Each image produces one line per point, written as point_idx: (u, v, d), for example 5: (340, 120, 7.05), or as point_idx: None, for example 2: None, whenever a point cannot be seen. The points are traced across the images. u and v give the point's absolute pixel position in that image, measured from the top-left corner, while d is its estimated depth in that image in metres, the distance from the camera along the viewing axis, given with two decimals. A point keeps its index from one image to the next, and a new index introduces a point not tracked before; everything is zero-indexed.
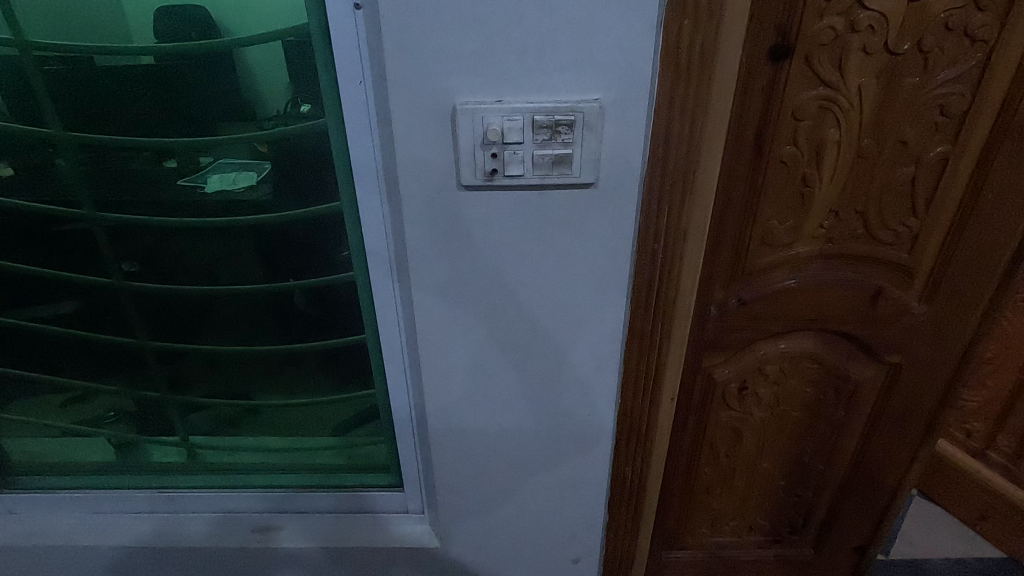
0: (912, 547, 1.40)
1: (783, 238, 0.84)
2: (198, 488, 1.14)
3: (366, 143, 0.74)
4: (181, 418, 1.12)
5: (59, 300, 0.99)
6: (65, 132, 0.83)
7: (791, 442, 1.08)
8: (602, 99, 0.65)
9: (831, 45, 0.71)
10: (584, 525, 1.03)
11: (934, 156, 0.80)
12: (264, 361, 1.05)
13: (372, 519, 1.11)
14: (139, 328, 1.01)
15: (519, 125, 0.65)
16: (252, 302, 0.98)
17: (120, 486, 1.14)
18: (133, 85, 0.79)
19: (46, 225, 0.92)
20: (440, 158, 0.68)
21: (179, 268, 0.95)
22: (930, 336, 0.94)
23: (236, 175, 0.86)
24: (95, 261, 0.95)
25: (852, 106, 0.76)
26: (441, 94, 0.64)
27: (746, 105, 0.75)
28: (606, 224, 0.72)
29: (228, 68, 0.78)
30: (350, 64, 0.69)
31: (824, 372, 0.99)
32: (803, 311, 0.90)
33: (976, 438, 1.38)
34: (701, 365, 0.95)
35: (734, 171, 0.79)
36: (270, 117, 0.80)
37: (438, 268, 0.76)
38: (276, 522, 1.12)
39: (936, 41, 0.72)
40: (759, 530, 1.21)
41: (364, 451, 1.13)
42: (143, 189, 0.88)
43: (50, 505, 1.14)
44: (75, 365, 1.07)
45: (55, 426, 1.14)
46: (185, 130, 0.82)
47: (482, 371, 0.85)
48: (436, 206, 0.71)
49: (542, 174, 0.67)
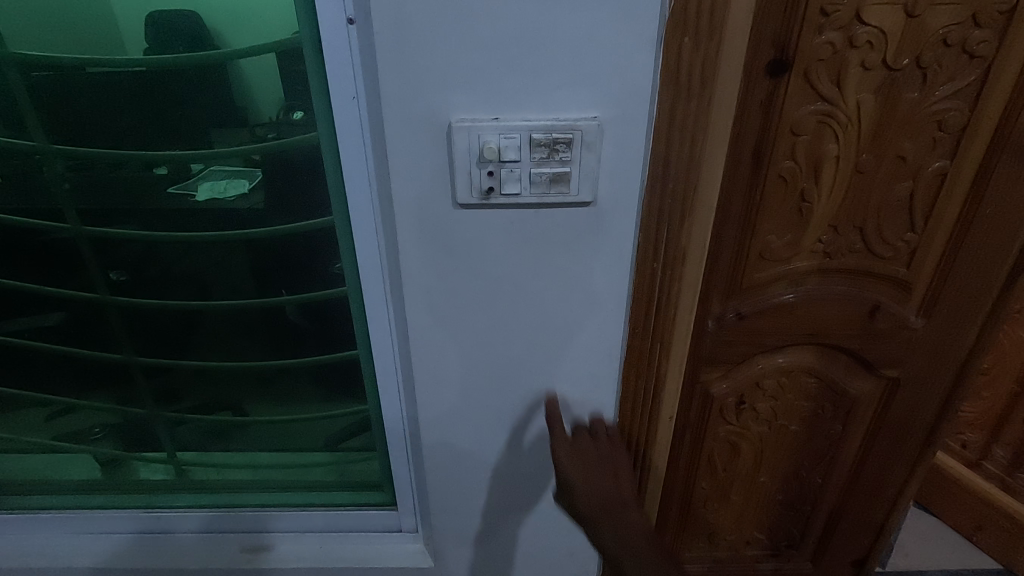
0: (909, 559, 1.39)
1: (781, 253, 0.83)
2: (188, 506, 1.12)
3: (360, 158, 0.73)
4: (168, 433, 1.10)
5: (44, 313, 0.97)
6: (50, 145, 0.81)
7: (790, 456, 1.07)
8: (601, 117, 0.64)
9: (830, 61, 0.71)
10: (582, 544, 1.01)
11: (933, 171, 0.79)
12: (254, 375, 1.02)
13: (365, 538, 1.10)
14: (126, 343, 0.99)
15: (516, 143, 0.63)
16: (244, 315, 0.96)
17: (106, 506, 1.12)
18: (119, 97, 0.78)
19: (32, 238, 0.90)
20: (436, 175, 0.67)
21: (168, 282, 0.93)
22: (928, 350, 0.93)
23: (227, 184, 0.84)
24: (84, 274, 0.93)
25: (851, 121, 0.75)
26: (438, 111, 0.63)
27: (744, 119, 0.74)
28: (605, 241, 0.71)
29: (219, 79, 0.76)
30: (343, 78, 0.68)
31: (822, 387, 0.98)
32: (801, 325, 0.89)
33: (972, 449, 1.37)
34: (699, 381, 0.94)
35: (732, 186, 0.78)
36: (262, 123, 0.78)
37: (432, 286, 0.74)
38: (266, 542, 1.11)
39: (935, 56, 0.71)
40: (757, 544, 1.20)
41: (358, 467, 1.11)
42: (131, 201, 0.86)
43: (37, 525, 1.13)
44: (61, 381, 1.04)
45: (38, 442, 1.11)
46: (174, 142, 0.80)
47: (478, 389, 0.83)
48: (432, 224, 0.70)
49: (540, 192, 0.66)
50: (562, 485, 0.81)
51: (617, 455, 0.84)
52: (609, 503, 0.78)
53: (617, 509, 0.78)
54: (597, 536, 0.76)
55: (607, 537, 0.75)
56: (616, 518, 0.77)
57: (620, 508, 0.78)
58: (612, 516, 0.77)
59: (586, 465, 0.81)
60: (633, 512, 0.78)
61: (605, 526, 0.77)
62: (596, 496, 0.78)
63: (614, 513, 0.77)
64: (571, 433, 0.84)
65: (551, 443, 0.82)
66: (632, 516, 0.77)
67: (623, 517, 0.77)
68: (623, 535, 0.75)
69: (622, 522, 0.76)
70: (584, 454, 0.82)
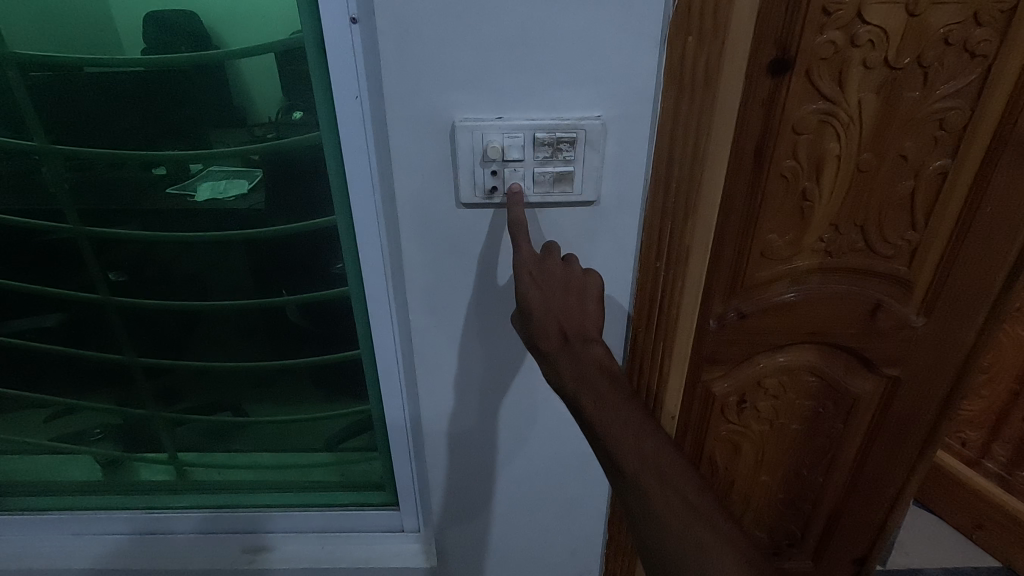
0: (909, 557, 1.40)
1: (783, 251, 0.83)
2: (187, 506, 1.12)
3: (362, 158, 0.73)
4: (169, 434, 1.10)
5: (44, 313, 0.97)
6: (50, 146, 0.81)
7: (791, 455, 1.07)
8: (604, 116, 0.64)
9: (831, 60, 0.71)
10: (583, 542, 1.01)
11: (933, 170, 0.79)
12: (255, 375, 1.02)
13: (365, 538, 1.11)
14: (126, 344, 0.99)
15: (520, 142, 0.63)
16: (244, 315, 0.96)
17: (107, 507, 1.12)
18: (120, 98, 0.77)
19: (33, 238, 0.89)
20: (439, 175, 0.67)
21: (169, 281, 0.93)
22: (929, 347, 0.93)
23: (226, 184, 0.84)
24: (84, 275, 0.93)
25: (852, 120, 0.75)
26: (441, 111, 0.63)
27: (747, 117, 0.73)
28: (608, 238, 0.72)
29: (220, 79, 0.76)
30: (346, 79, 0.68)
31: (823, 385, 0.98)
32: (803, 323, 0.89)
33: (971, 447, 1.37)
34: (700, 378, 0.94)
35: (734, 184, 0.78)
36: (261, 124, 0.77)
37: (435, 285, 0.74)
38: (266, 543, 1.12)
39: (936, 55, 0.71)
40: (758, 543, 1.20)
41: (358, 468, 1.11)
42: (131, 201, 0.86)
43: (37, 526, 1.12)
44: (61, 382, 1.04)
45: (36, 443, 1.11)
46: (174, 142, 0.80)
47: (480, 387, 0.83)
48: (434, 223, 0.70)
49: (543, 192, 0.67)
50: (518, 304, 0.65)
51: (587, 272, 0.67)
52: (569, 330, 0.64)
53: (576, 340, 0.63)
54: (554, 374, 0.63)
55: (563, 369, 0.62)
56: (575, 353, 0.62)
57: (582, 341, 0.63)
58: (570, 349, 0.63)
59: (556, 294, 0.65)
60: (597, 345, 0.63)
61: (563, 359, 0.63)
62: (554, 318, 0.64)
63: (573, 344, 0.63)
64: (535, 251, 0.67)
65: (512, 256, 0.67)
66: (594, 350, 0.62)
67: (582, 351, 0.62)
68: (579, 371, 0.61)
69: (579, 355, 0.62)
70: (546, 274, 0.66)
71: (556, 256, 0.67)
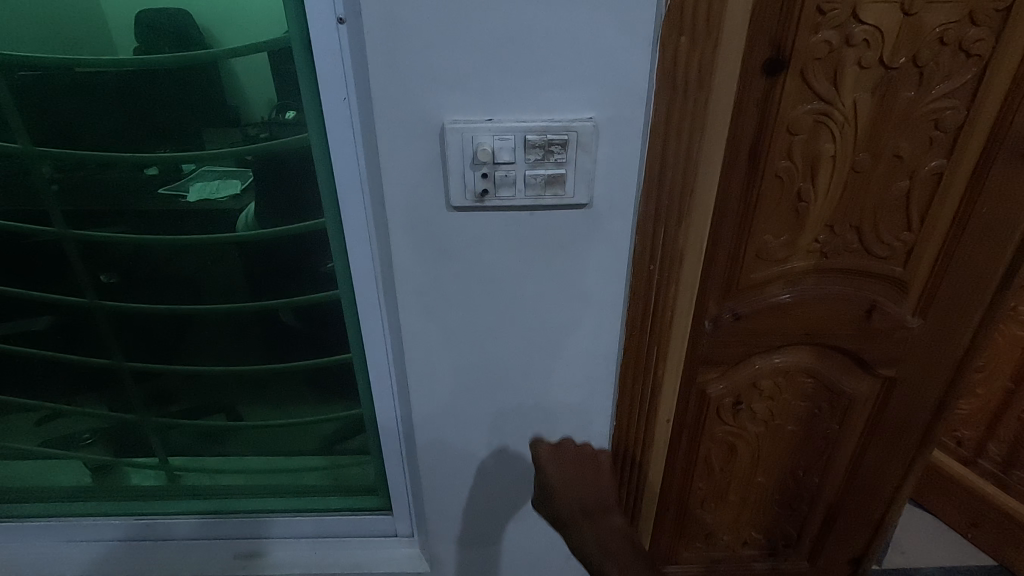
0: (904, 556, 1.40)
1: (778, 252, 0.82)
2: (179, 512, 1.11)
3: (351, 161, 0.72)
4: (160, 438, 1.09)
5: (32, 317, 0.95)
6: (34, 148, 0.80)
7: (786, 455, 1.07)
8: (596, 118, 0.63)
9: (826, 60, 0.70)
10: None
11: (929, 170, 0.79)
12: (246, 377, 1.01)
13: (358, 542, 1.10)
14: (115, 347, 0.98)
15: (511, 144, 0.63)
16: (236, 318, 0.95)
17: (97, 513, 1.11)
18: (105, 99, 0.76)
19: (18, 240, 0.88)
20: (429, 178, 0.66)
21: (157, 284, 0.91)
22: (924, 348, 0.93)
23: (219, 184, 0.83)
24: (71, 278, 0.91)
25: (847, 120, 0.74)
26: (429, 111, 0.62)
27: (740, 119, 0.73)
28: (603, 243, 0.71)
29: (208, 79, 0.75)
30: (335, 80, 0.66)
31: (818, 386, 0.97)
32: (798, 325, 0.88)
33: (967, 446, 1.37)
34: (694, 381, 0.93)
35: (728, 186, 0.77)
36: (254, 123, 0.76)
37: (426, 288, 0.73)
38: (261, 548, 1.11)
39: (931, 55, 0.70)
40: (754, 544, 1.20)
41: (351, 472, 1.10)
42: (120, 201, 0.84)
43: (26, 532, 1.11)
44: (49, 385, 1.03)
45: (25, 449, 1.09)
46: (162, 144, 0.79)
47: (472, 394, 0.83)
48: (425, 227, 0.69)
49: (535, 194, 0.66)
50: (547, 488, 0.84)
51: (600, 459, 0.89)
52: (588, 506, 0.81)
53: (595, 513, 0.80)
54: (580, 544, 0.76)
55: (586, 537, 0.76)
56: (595, 521, 0.78)
57: (601, 513, 0.80)
58: (590, 518, 0.79)
59: (572, 472, 0.86)
60: (614, 517, 0.80)
61: (585, 526, 0.78)
62: (574, 497, 0.82)
63: (593, 516, 0.79)
64: (555, 446, 0.88)
65: (539, 462, 0.86)
66: (612, 521, 0.79)
67: (601, 520, 0.78)
68: (601, 537, 0.76)
69: (597, 523, 0.78)
70: (567, 466, 0.86)
71: (571, 449, 0.88)
